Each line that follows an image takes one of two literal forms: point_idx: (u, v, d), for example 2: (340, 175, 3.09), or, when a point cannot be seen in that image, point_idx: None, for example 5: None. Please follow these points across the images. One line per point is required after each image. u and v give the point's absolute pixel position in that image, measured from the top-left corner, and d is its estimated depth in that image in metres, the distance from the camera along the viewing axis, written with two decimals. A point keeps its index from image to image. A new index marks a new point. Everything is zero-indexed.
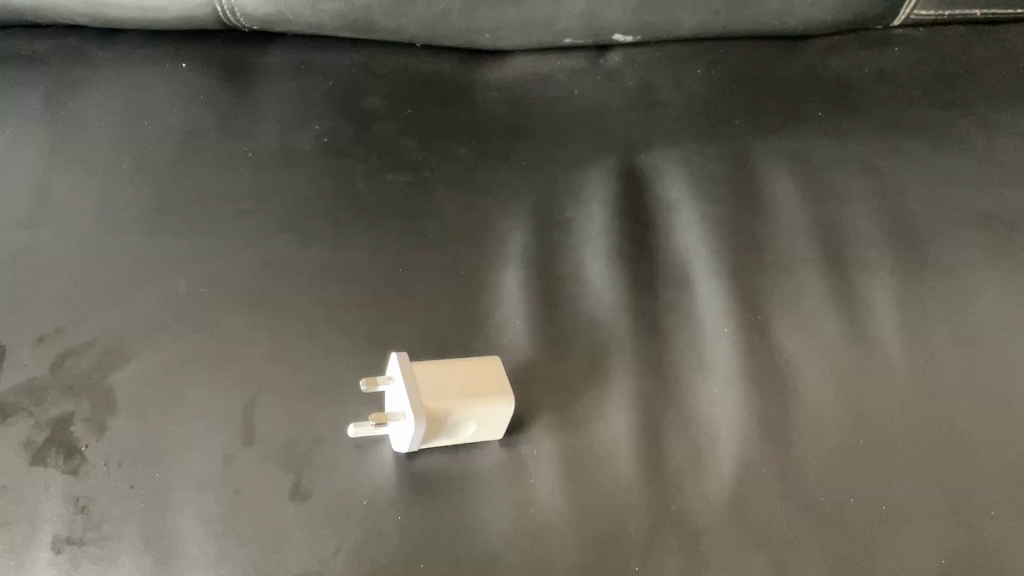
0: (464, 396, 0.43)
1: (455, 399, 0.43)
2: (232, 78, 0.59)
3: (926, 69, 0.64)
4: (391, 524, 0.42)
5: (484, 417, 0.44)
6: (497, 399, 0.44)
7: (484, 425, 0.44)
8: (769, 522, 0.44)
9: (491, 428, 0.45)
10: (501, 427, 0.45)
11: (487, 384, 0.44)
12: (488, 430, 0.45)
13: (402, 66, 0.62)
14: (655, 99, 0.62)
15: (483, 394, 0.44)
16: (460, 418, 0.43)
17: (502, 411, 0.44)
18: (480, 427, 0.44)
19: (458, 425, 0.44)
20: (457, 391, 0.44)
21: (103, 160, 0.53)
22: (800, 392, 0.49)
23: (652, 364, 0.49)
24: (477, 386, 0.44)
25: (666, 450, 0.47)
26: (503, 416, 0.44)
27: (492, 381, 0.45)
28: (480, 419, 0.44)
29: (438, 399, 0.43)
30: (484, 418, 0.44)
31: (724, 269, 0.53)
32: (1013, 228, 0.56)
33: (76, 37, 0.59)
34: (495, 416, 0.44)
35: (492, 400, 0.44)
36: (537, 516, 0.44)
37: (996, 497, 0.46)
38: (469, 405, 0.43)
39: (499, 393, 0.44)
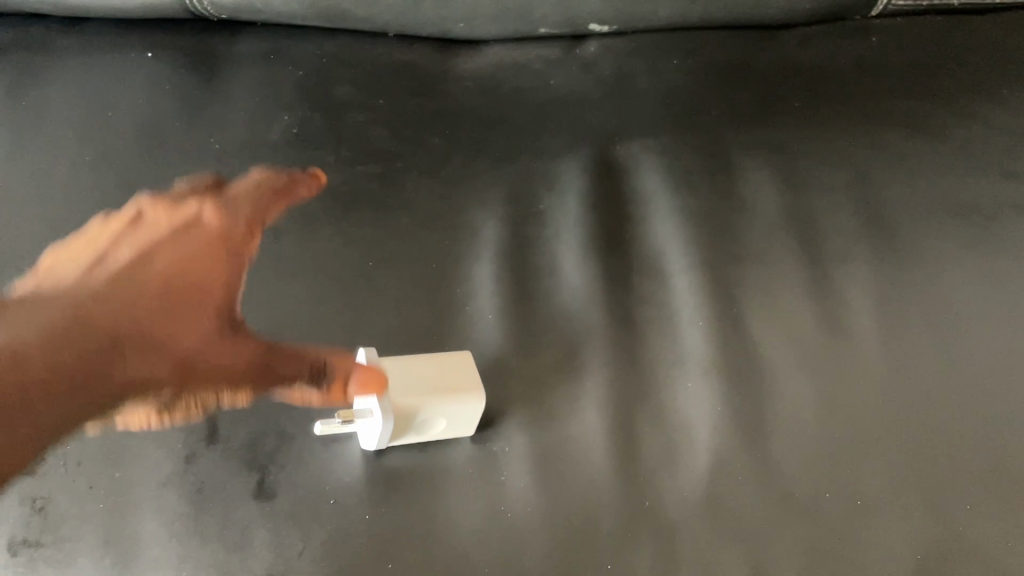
0: (433, 392, 0.43)
1: (423, 395, 0.43)
2: (200, 68, 0.59)
3: (906, 59, 0.62)
4: (359, 523, 0.42)
5: (453, 414, 0.43)
6: (466, 395, 0.43)
7: (454, 422, 0.44)
8: (744, 517, 0.44)
9: (461, 424, 0.44)
10: (471, 424, 0.44)
11: (456, 380, 0.44)
12: (459, 427, 0.44)
13: (375, 57, 0.61)
14: (633, 90, 0.61)
15: (452, 391, 0.43)
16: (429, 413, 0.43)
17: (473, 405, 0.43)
18: (451, 424, 0.44)
19: (427, 421, 0.43)
20: (426, 389, 0.43)
21: (69, 156, 0.53)
22: (776, 386, 0.48)
23: (627, 358, 0.48)
24: (447, 382, 0.43)
25: (639, 446, 0.46)
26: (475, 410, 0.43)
27: (463, 377, 0.44)
28: (448, 416, 0.43)
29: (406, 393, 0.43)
30: (454, 415, 0.43)
31: (700, 262, 0.52)
32: (993, 218, 0.55)
33: (39, 28, 0.59)
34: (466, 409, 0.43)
35: (462, 397, 0.43)
36: (508, 513, 0.43)
37: (973, 491, 0.45)
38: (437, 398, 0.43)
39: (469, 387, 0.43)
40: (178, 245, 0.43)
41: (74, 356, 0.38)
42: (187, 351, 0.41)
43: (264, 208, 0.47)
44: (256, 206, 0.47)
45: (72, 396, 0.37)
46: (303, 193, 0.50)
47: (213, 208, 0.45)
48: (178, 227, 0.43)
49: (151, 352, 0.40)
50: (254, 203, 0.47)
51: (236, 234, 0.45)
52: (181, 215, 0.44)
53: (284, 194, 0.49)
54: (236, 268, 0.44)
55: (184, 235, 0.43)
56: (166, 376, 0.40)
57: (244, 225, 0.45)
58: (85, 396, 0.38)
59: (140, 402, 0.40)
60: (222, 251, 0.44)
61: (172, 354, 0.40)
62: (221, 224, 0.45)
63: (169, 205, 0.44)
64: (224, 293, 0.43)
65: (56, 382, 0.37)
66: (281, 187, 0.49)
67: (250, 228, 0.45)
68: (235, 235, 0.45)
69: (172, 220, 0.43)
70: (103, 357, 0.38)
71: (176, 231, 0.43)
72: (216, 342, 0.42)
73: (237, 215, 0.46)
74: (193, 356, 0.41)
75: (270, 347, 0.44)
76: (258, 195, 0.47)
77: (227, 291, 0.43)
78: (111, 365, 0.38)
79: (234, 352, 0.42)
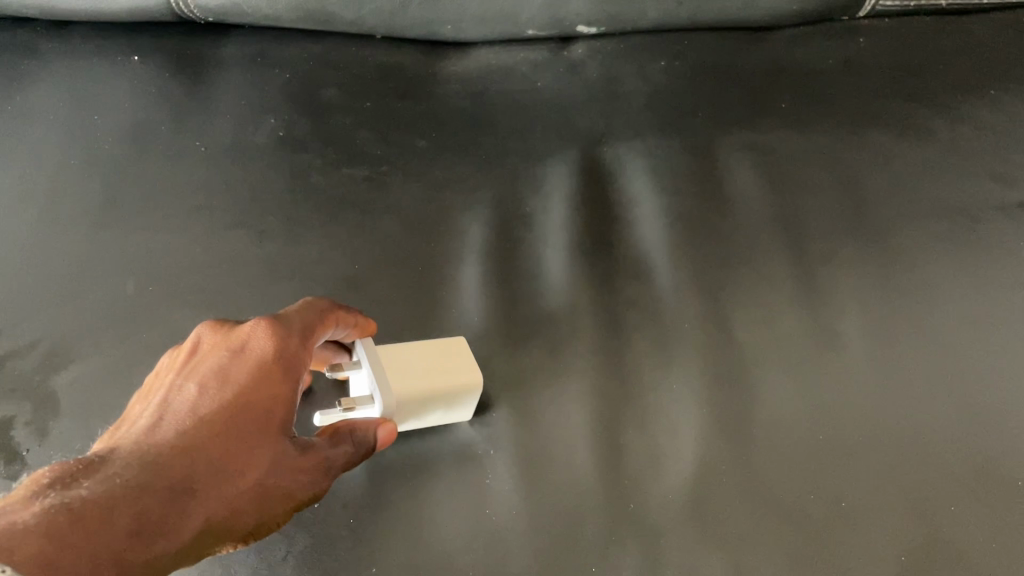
0: (430, 375, 0.43)
1: (420, 379, 0.43)
2: (185, 71, 0.59)
3: (893, 60, 0.61)
4: (342, 527, 0.43)
5: (452, 399, 0.43)
6: (463, 379, 0.43)
7: (453, 407, 0.44)
8: (728, 520, 0.44)
9: (458, 410, 0.45)
10: (469, 408, 0.45)
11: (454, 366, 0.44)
12: (459, 413, 0.45)
13: (361, 60, 0.61)
14: (620, 91, 0.61)
15: (449, 374, 0.43)
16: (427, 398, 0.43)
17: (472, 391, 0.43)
18: (447, 409, 0.44)
19: (427, 408, 0.44)
20: (423, 373, 0.43)
21: (53, 160, 0.53)
22: (760, 389, 0.48)
23: (611, 362, 0.49)
24: (444, 367, 0.44)
25: (623, 450, 0.46)
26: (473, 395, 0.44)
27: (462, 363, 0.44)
28: (447, 401, 0.44)
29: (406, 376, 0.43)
30: (453, 400, 0.44)
31: (685, 265, 0.52)
32: (981, 220, 0.54)
33: (25, 30, 0.60)
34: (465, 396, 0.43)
35: (459, 380, 0.43)
36: (492, 517, 0.44)
37: (957, 492, 0.45)
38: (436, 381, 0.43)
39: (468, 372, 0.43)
40: (238, 373, 0.37)
41: (173, 487, 0.33)
42: (276, 482, 0.36)
43: (326, 320, 0.41)
44: (321, 318, 0.41)
45: (192, 519, 0.33)
46: (359, 324, 0.44)
47: (266, 330, 0.39)
48: (235, 356, 0.38)
49: (255, 486, 0.36)
50: (315, 314, 0.41)
51: (294, 343, 0.39)
52: (237, 337, 0.39)
53: (354, 316, 0.43)
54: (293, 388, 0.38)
55: (237, 363, 0.38)
56: (236, 495, 0.35)
57: (297, 338, 0.39)
58: (172, 531, 0.32)
59: (261, 524, 0.36)
60: (290, 368, 0.38)
61: (283, 487, 0.37)
62: (275, 350, 0.38)
63: (227, 330, 0.40)
64: (269, 405, 0.37)
65: (165, 515, 0.32)
66: (336, 308, 0.42)
67: (298, 344, 0.39)
68: (298, 360, 0.39)
69: (230, 343, 0.39)
70: (188, 499, 0.33)
71: (254, 365, 0.38)
72: (277, 463, 0.37)
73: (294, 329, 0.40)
74: (280, 475, 0.37)
75: (317, 450, 0.38)
76: (315, 309, 0.41)
77: (275, 400, 0.37)
78: (200, 503, 0.34)
79: (320, 451, 0.38)
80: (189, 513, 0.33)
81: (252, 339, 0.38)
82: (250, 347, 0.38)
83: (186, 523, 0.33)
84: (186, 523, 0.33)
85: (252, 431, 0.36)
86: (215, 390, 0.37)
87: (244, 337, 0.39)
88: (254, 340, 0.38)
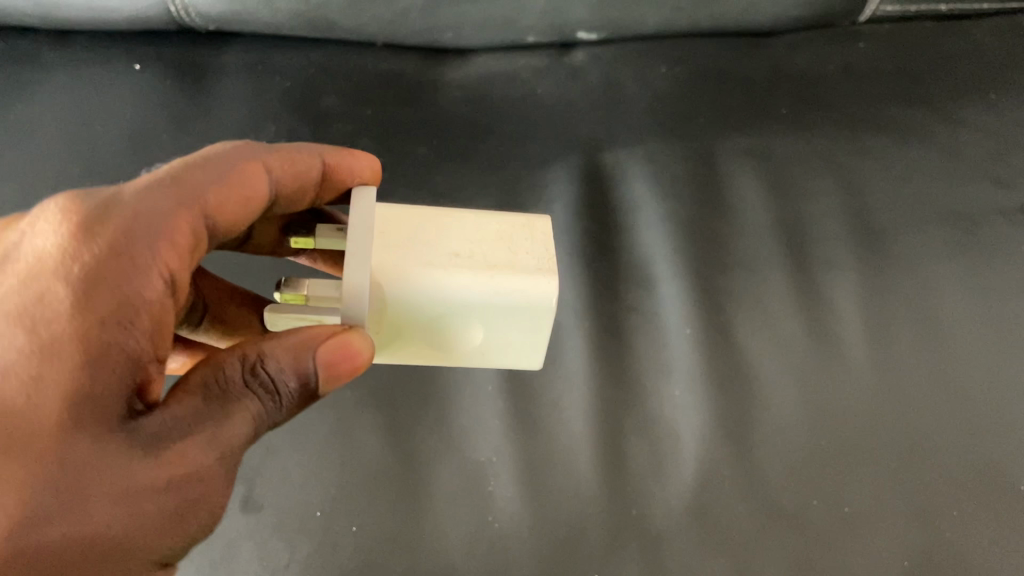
0: (456, 264, 0.37)
1: (437, 266, 0.37)
2: (186, 78, 0.60)
3: (893, 64, 0.61)
4: (345, 536, 0.44)
5: (479, 300, 0.37)
6: (497, 275, 0.37)
7: (483, 315, 0.38)
8: (732, 527, 0.44)
9: (497, 325, 0.39)
10: (504, 325, 0.39)
11: (498, 257, 0.38)
12: (489, 326, 0.39)
13: (361, 67, 0.61)
14: (620, 98, 0.60)
15: (483, 266, 0.37)
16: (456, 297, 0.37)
17: (528, 289, 0.37)
18: (492, 328, 0.39)
19: (454, 308, 0.38)
20: (448, 258, 0.37)
21: (56, 173, 0.55)
22: (762, 395, 0.48)
23: (610, 368, 0.49)
24: (481, 255, 0.38)
25: (626, 456, 0.46)
26: (534, 303, 0.38)
27: (506, 253, 0.38)
28: (477, 305, 0.38)
29: (413, 265, 0.37)
30: (482, 302, 0.38)
31: (687, 270, 0.52)
32: (981, 222, 0.53)
33: (28, 40, 0.61)
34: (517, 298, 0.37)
35: (492, 276, 0.37)
36: (496, 524, 0.44)
37: (959, 496, 0.45)
38: (470, 278, 0.37)
39: (525, 269, 0.38)
40: (8, 299, 0.30)
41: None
42: (101, 479, 0.29)
43: (173, 207, 0.33)
44: (167, 197, 0.33)
45: None
46: (263, 190, 0.37)
47: (57, 236, 0.31)
48: (4, 272, 0.31)
49: (60, 488, 0.29)
50: (161, 192, 0.33)
51: (105, 239, 0.31)
52: (9, 243, 0.32)
53: (248, 182, 0.36)
54: (105, 319, 0.30)
55: (3, 282, 0.31)
56: (41, 496, 0.29)
57: (109, 232, 0.31)
58: None
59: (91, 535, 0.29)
60: (88, 286, 0.30)
61: (111, 487, 0.29)
62: (58, 259, 0.31)
63: (13, 228, 0.33)
64: (62, 347, 0.29)
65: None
66: (222, 174, 0.35)
67: (117, 242, 0.31)
68: (91, 258, 0.31)
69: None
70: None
71: (25, 283, 0.31)
72: (110, 445, 0.30)
73: (99, 216, 0.32)
74: (112, 469, 0.30)
75: (182, 431, 0.31)
76: (164, 187, 0.33)
77: (79, 344, 0.30)
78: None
79: (185, 434, 0.31)
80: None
81: (35, 246, 0.31)
82: (21, 254, 0.31)
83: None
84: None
85: (45, 392, 0.29)
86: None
87: (26, 242, 0.32)
88: (41, 246, 0.31)
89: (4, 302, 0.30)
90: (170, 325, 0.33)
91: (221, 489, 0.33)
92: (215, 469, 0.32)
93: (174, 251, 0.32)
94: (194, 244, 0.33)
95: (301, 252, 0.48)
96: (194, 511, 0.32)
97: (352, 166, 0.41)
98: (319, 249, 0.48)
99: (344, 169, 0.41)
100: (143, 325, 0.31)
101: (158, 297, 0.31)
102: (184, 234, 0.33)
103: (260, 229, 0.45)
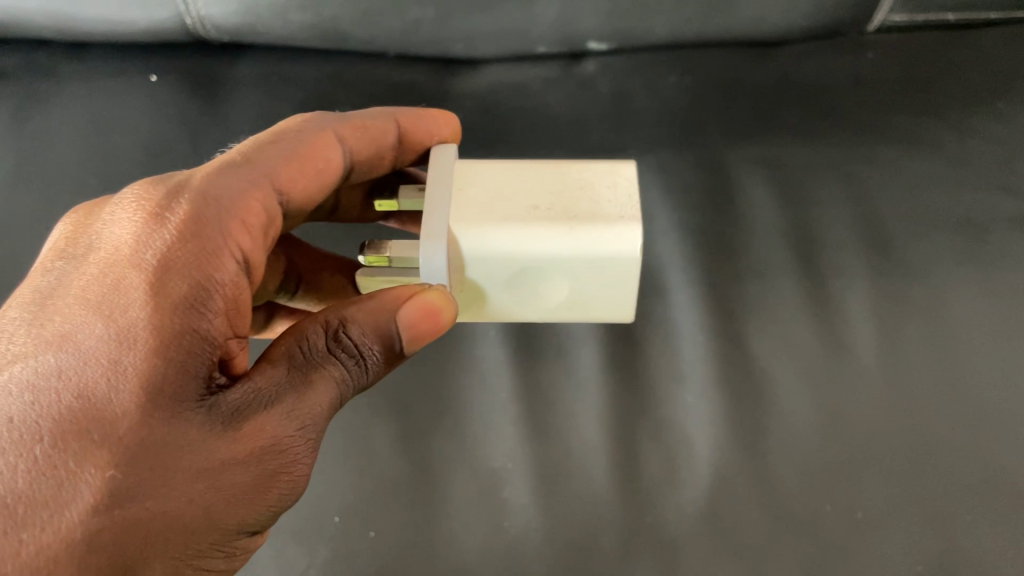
0: (531, 220, 0.37)
1: (513, 225, 0.37)
2: (201, 90, 0.61)
3: (901, 74, 0.61)
4: (362, 541, 0.44)
5: (560, 259, 0.37)
6: (572, 228, 0.37)
7: (570, 276, 0.38)
8: (744, 533, 0.44)
9: (586, 286, 0.39)
10: (591, 282, 0.39)
11: (580, 210, 0.37)
12: (578, 286, 0.39)
13: (375, 79, 0.62)
14: (630, 108, 0.61)
15: (559, 221, 0.37)
16: (531, 257, 0.37)
17: (607, 242, 0.37)
18: (580, 288, 0.39)
19: (533, 270, 0.38)
20: (526, 214, 0.37)
21: (73, 184, 0.56)
22: (773, 402, 0.48)
23: (623, 375, 0.50)
24: (560, 209, 0.37)
25: (639, 462, 0.47)
26: (616, 257, 0.37)
27: (588, 204, 0.38)
28: (560, 264, 0.37)
29: (490, 223, 0.37)
30: (566, 263, 0.37)
31: (698, 279, 0.53)
32: (992, 229, 0.53)
33: (46, 53, 0.62)
34: (595, 252, 0.37)
35: (567, 229, 0.37)
36: (510, 530, 0.45)
37: (971, 502, 0.44)
38: (546, 235, 0.37)
39: (606, 219, 0.37)
40: (90, 288, 0.32)
41: (32, 466, 0.29)
42: (183, 459, 0.31)
43: (246, 188, 0.37)
44: (239, 180, 0.37)
45: (66, 509, 0.29)
46: (337, 161, 0.42)
47: (130, 225, 0.34)
48: (85, 261, 0.33)
49: (143, 468, 0.30)
50: (233, 176, 0.37)
51: (179, 225, 0.34)
52: (93, 230, 0.34)
53: (317, 158, 0.41)
54: (178, 302, 0.32)
55: (87, 266, 0.33)
56: (122, 474, 0.29)
57: (181, 218, 0.34)
58: (53, 496, 0.29)
59: (198, 499, 0.31)
60: (163, 271, 0.32)
61: (193, 465, 0.31)
62: (134, 246, 0.33)
63: (91, 213, 0.35)
64: (140, 331, 0.31)
65: (30, 501, 0.28)
66: (292, 155, 0.40)
67: (190, 227, 0.34)
68: (184, 228, 0.34)
69: (77, 242, 0.34)
70: (55, 482, 0.29)
71: (105, 271, 0.32)
72: (192, 423, 0.31)
73: (183, 196, 0.35)
74: (194, 448, 0.31)
75: (266, 402, 0.34)
76: (241, 170, 0.38)
77: (157, 328, 0.31)
78: (70, 483, 0.29)
79: (268, 406, 0.34)
80: (61, 503, 0.29)
81: (112, 236, 0.33)
82: (104, 238, 0.34)
83: (57, 517, 0.29)
84: (56, 516, 0.29)
85: (125, 375, 0.30)
86: (52, 304, 0.32)
87: (105, 233, 0.34)
88: (118, 236, 0.33)
89: (92, 283, 0.32)
90: (243, 300, 0.35)
91: (304, 460, 0.35)
92: (296, 440, 0.34)
93: (245, 229, 0.36)
94: (265, 220, 0.37)
95: (390, 216, 0.52)
96: (277, 485, 0.34)
97: (425, 125, 0.46)
98: (390, 217, 0.53)
99: (420, 130, 0.46)
100: (217, 304, 0.33)
101: (232, 277, 0.34)
102: (253, 212, 0.37)
103: (345, 198, 0.50)
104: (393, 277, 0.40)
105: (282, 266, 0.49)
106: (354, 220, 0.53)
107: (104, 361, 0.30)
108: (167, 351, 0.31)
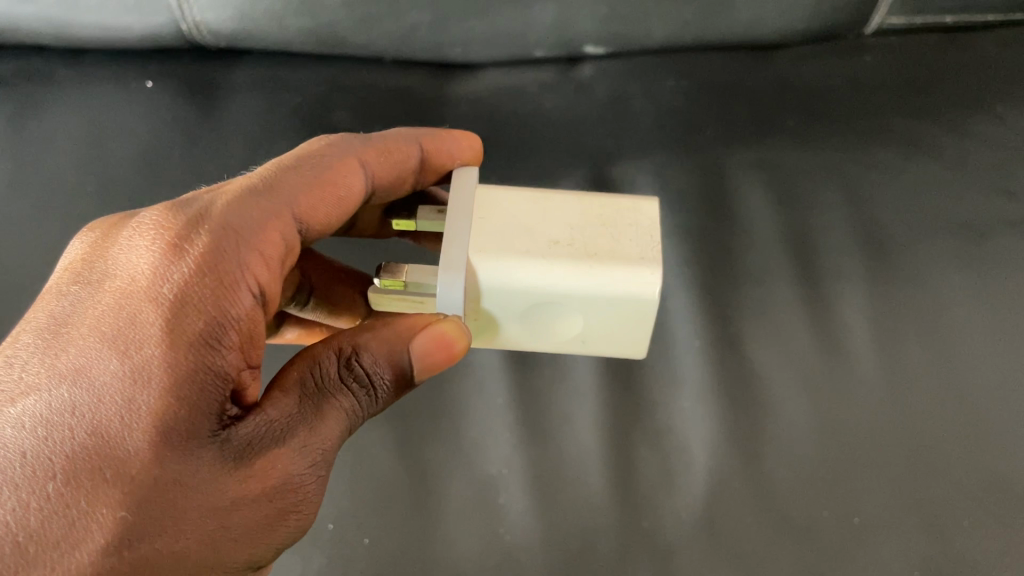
0: (552, 255, 0.36)
1: (533, 259, 0.36)
2: (198, 95, 0.61)
3: (900, 77, 0.61)
4: (358, 547, 0.44)
5: (579, 297, 0.37)
6: (593, 266, 0.36)
7: (588, 312, 0.38)
8: (740, 538, 0.44)
9: (602, 322, 0.38)
10: (607, 320, 0.38)
11: (601, 247, 0.37)
12: (594, 321, 0.38)
13: (373, 84, 0.62)
14: (627, 112, 0.61)
15: (580, 257, 0.36)
16: (549, 292, 0.36)
17: (629, 283, 0.36)
18: (595, 323, 0.39)
19: (551, 305, 0.37)
20: (547, 249, 0.37)
21: (69, 190, 0.56)
22: (772, 407, 0.48)
23: (618, 380, 0.50)
24: (583, 245, 0.37)
25: (635, 468, 0.47)
26: (636, 298, 0.36)
27: (610, 242, 0.37)
28: (579, 301, 0.37)
29: (508, 255, 0.36)
30: (585, 300, 0.37)
31: (695, 284, 0.53)
32: (990, 234, 0.53)
33: (43, 58, 0.62)
34: (616, 292, 0.36)
35: (589, 267, 0.36)
36: (505, 535, 0.45)
37: (969, 507, 0.44)
38: (566, 271, 0.36)
39: (628, 259, 0.36)
40: (105, 319, 0.32)
41: (44, 503, 0.29)
42: (195, 499, 0.31)
43: (266, 217, 0.37)
44: (260, 208, 0.37)
45: (78, 551, 0.29)
46: (358, 187, 0.42)
47: (147, 254, 0.33)
48: (101, 289, 0.33)
49: (155, 509, 0.30)
50: (253, 204, 0.37)
51: (197, 258, 0.33)
52: (108, 258, 0.34)
53: (340, 183, 0.41)
54: (194, 340, 0.32)
55: (102, 296, 0.32)
56: (134, 516, 0.29)
57: (199, 250, 0.34)
58: (65, 537, 0.29)
59: (209, 541, 0.31)
60: (178, 307, 0.32)
61: (204, 506, 0.31)
62: (151, 278, 0.32)
63: (107, 238, 0.35)
64: (156, 369, 0.31)
65: (41, 539, 0.28)
66: (313, 181, 0.40)
67: (208, 261, 0.33)
68: (201, 262, 0.33)
69: (91, 269, 0.34)
70: (66, 522, 0.29)
71: (120, 302, 0.32)
72: (205, 461, 0.31)
73: (201, 227, 0.34)
74: (206, 488, 0.31)
75: (277, 437, 0.34)
76: (262, 196, 0.37)
77: (173, 366, 0.31)
78: (82, 523, 0.29)
79: (279, 441, 0.33)
80: (72, 542, 0.29)
81: (128, 264, 0.33)
82: (119, 267, 0.33)
83: (67, 558, 0.28)
84: (66, 556, 0.28)
85: (138, 414, 0.30)
86: (66, 333, 0.31)
87: (121, 258, 0.34)
88: (134, 265, 0.33)
89: (108, 315, 0.32)
90: (259, 332, 0.35)
91: (313, 497, 0.35)
92: (306, 477, 0.34)
93: (264, 261, 0.36)
94: (284, 250, 0.37)
95: (405, 233, 0.53)
96: (286, 522, 0.34)
97: (449, 149, 0.47)
98: (406, 233, 0.53)
99: (443, 154, 0.46)
100: (232, 339, 0.33)
101: (247, 311, 0.34)
102: (273, 243, 0.36)
103: (364, 214, 0.50)
104: (406, 301, 0.40)
105: (297, 277, 0.49)
106: (369, 234, 0.52)
107: (120, 399, 0.30)
108: (183, 390, 0.31)
